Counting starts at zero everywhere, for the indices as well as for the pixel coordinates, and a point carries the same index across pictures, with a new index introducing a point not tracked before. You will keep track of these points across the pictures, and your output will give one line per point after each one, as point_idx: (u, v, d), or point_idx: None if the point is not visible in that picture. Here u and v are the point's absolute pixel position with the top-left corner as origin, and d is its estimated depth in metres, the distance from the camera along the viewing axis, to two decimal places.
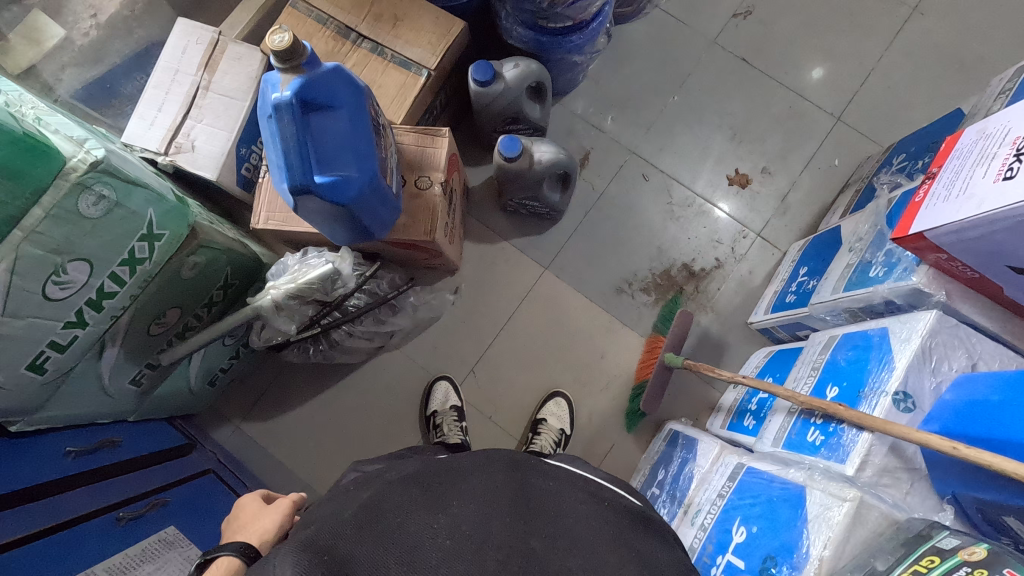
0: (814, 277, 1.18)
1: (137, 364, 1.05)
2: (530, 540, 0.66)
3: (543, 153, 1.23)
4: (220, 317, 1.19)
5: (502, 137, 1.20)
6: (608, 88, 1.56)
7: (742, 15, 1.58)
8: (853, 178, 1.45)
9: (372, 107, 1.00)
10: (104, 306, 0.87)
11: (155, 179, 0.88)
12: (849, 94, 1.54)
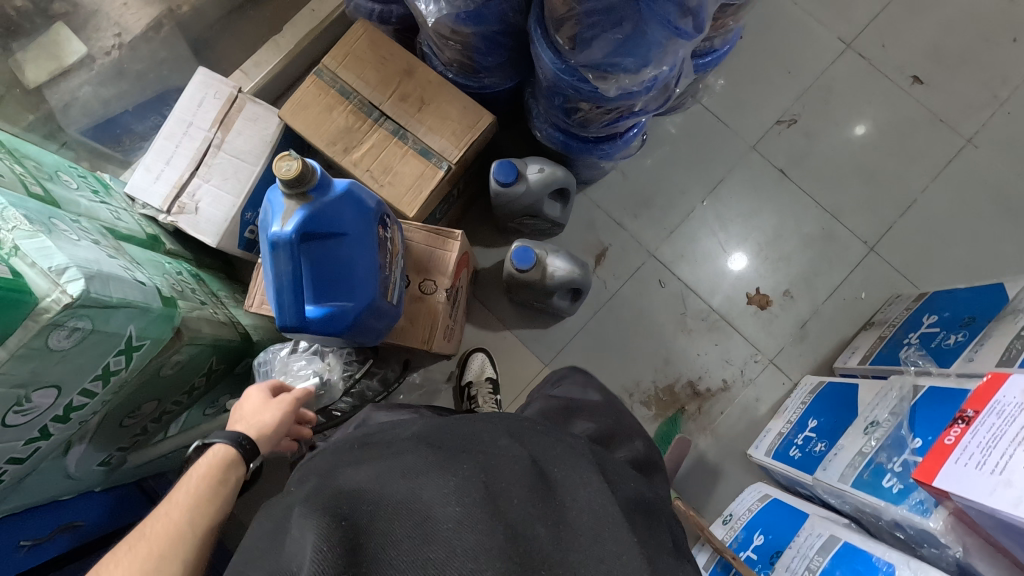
0: (823, 440, 1.12)
1: (107, 450, 1.01)
2: (539, 527, 0.53)
3: (555, 269, 1.18)
4: (202, 396, 1.15)
5: (516, 247, 1.14)
6: (635, 182, 1.49)
7: (786, 123, 1.50)
8: (877, 317, 1.38)
9: (380, 223, 0.95)
10: (71, 417, 0.83)
11: (140, 291, 0.83)
12: (885, 223, 1.46)
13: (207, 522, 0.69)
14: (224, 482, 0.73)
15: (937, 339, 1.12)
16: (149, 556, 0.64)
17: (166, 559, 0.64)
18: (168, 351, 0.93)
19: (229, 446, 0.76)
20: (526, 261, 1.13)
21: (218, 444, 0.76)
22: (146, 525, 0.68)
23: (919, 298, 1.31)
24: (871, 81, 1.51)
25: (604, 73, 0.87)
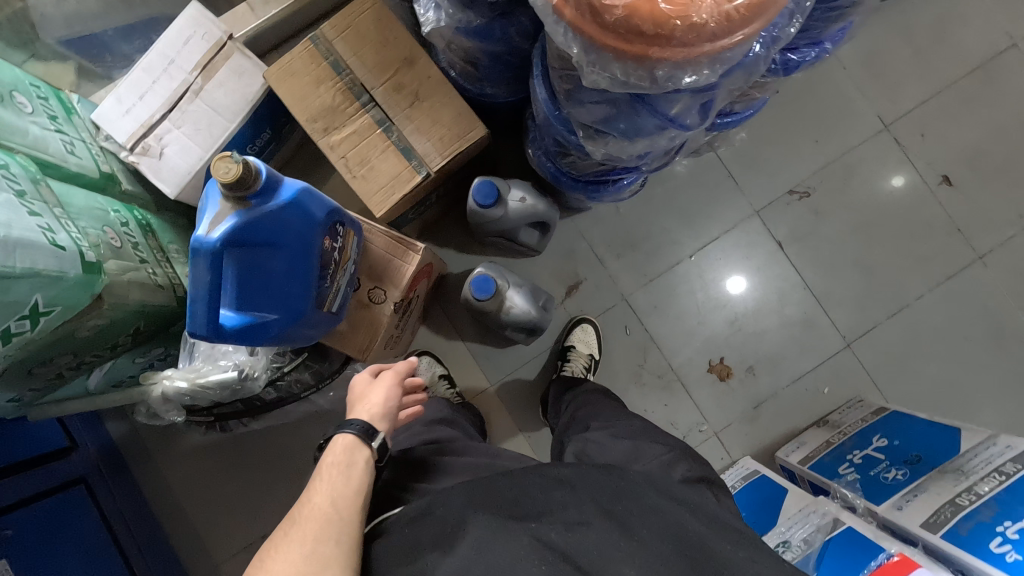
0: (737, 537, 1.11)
1: (14, 393, 0.96)
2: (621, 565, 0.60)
3: (512, 305, 1.14)
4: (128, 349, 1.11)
5: (477, 276, 1.09)
6: (628, 220, 1.42)
7: (798, 194, 1.42)
8: (832, 417, 1.35)
9: (329, 233, 0.89)
10: None
11: (53, 257, 0.78)
12: (870, 322, 1.40)
13: (351, 502, 0.73)
14: (353, 465, 0.77)
15: (876, 468, 1.08)
16: (308, 544, 0.67)
17: (321, 540, 0.67)
18: (86, 316, 0.89)
19: (354, 438, 0.79)
20: (485, 293, 1.08)
21: (340, 436, 0.79)
22: (293, 511, 0.72)
23: (877, 412, 1.27)
24: (898, 171, 1.42)
25: (593, 134, 0.79)
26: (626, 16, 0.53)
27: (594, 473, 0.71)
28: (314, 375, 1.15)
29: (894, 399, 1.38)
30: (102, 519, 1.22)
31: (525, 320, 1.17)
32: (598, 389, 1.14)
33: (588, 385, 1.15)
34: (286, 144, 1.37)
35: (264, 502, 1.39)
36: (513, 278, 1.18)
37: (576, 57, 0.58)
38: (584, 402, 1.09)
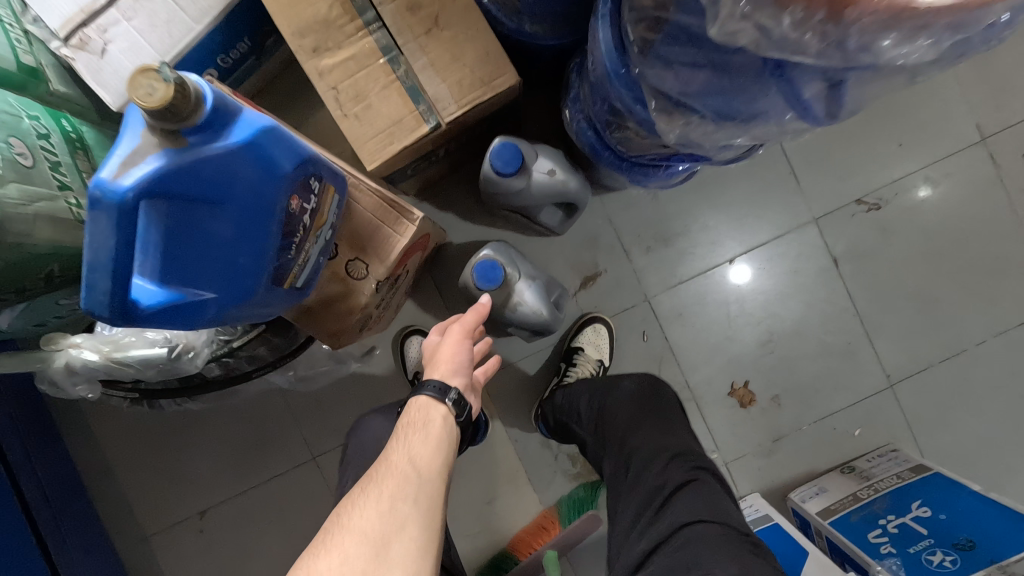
0: None
1: None
2: None
3: (519, 304, 0.95)
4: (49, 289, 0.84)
5: (480, 265, 0.90)
6: (664, 209, 1.21)
7: (867, 206, 1.21)
8: (859, 465, 1.19)
9: (299, 194, 0.68)
10: None
11: None
12: (919, 364, 1.23)
13: (426, 474, 0.74)
14: (424, 433, 0.77)
15: (918, 545, 0.97)
16: (386, 507, 0.69)
17: (395, 506, 0.69)
18: None
19: (427, 395, 0.81)
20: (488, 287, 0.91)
21: (417, 398, 0.81)
22: (373, 469, 0.75)
23: (915, 470, 1.11)
24: (987, 196, 1.21)
25: (672, 109, 0.59)
26: None
27: None
28: (271, 352, 0.95)
29: (930, 453, 1.22)
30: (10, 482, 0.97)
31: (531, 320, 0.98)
32: (663, 424, 0.89)
33: (651, 421, 0.89)
34: (269, 60, 1.12)
35: (207, 475, 1.22)
36: (523, 265, 0.99)
37: None
38: (643, 457, 0.85)
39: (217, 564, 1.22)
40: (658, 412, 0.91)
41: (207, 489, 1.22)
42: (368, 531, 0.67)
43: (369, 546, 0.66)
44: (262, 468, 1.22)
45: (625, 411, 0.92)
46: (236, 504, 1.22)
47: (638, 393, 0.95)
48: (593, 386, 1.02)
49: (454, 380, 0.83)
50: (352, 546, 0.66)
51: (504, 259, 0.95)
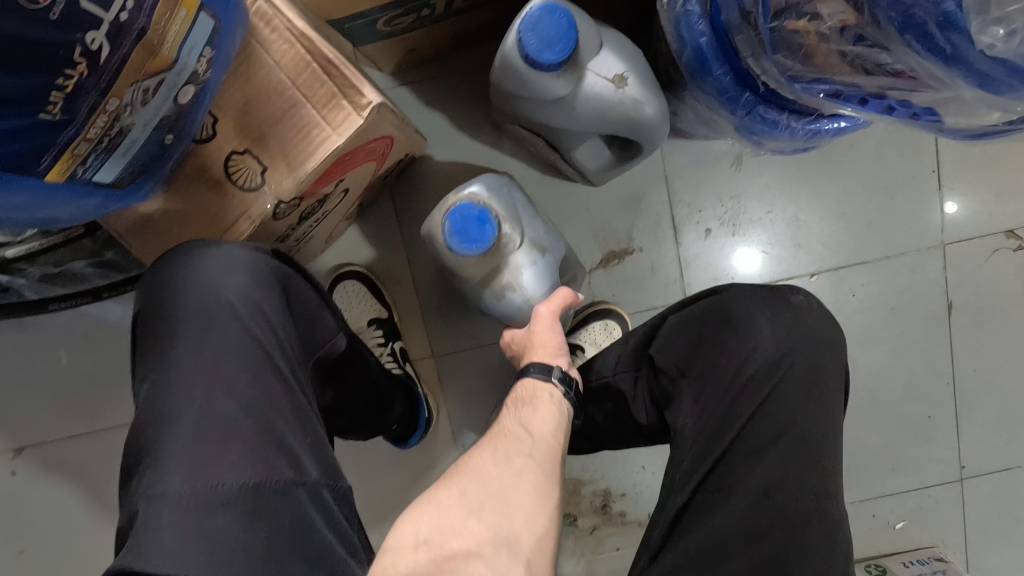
0: None
1: None
2: None
3: (511, 290, 0.61)
4: None
5: (450, 221, 0.55)
6: (743, 182, 0.84)
7: (1018, 243, 0.86)
8: (892, 568, 0.91)
9: None
10: None
11: None
12: (1005, 462, 0.93)
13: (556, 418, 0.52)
14: (547, 389, 0.53)
15: None
16: (511, 447, 0.48)
17: (518, 451, 0.48)
18: None
19: (535, 377, 0.54)
20: (469, 250, 0.56)
21: (521, 382, 0.54)
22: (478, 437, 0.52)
23: None
24: None
25: None
26: None
27: None
28: (97, 272, 0.59)
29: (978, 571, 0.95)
30: None
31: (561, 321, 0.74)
32: (801, 459, 0.54)
33: (775, 452, 0.55)
34: None
35: (30, 403, 0.88)
36: (531, 227, 0.64)
37: None
38: (753, 514, 0.53)
39: (20, 518, 0.90)
40: (794, 434, 0.55)
41: (22, 419, 0.88)
42: (487, 472, 0.45)
43: (485, 485, 0.44)
44: (103, 410, 0.88)
45: (745, 416, 0.56)
46: (60, 449, 0.89)
47: (778, 385, 0.56)
48: (717, 312, 0.59)
49: (558, 361, 0.55)
50: (467, 478, 0.45)
51: (505, 216, 0.61)
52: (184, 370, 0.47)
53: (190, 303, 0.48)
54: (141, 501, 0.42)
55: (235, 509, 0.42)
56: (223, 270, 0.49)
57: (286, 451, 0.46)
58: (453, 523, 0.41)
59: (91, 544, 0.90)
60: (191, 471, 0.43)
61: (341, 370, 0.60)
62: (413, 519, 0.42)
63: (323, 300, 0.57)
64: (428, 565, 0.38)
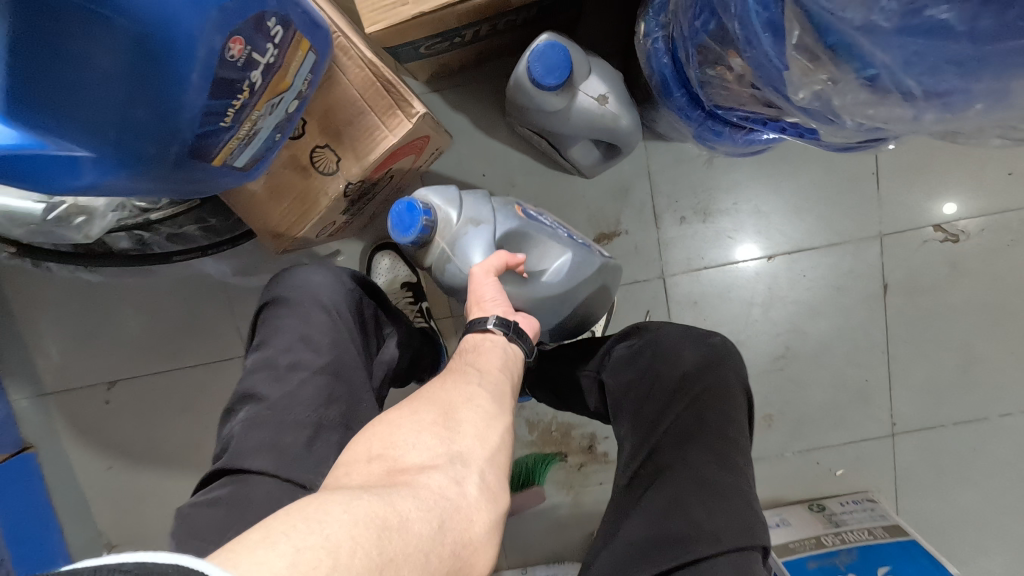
0: None
1: None
2: None
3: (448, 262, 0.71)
4: None
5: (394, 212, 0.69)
6: (714, 178, 1.00)
7: (946, 236, 1.02)
8: (831, 506, 1.09)
9: (244, 38, 0.46)
10: None
11: None
12: (933, 421, 1.10)
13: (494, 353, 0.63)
14: (487, 338, 0.63)
15: None
16: (463, 379, 0.58)
17: (468, 382, 0.58)
18: None
19: (474, 330, 0.64)
20: (413, 234, 0.68)
21: (465, 337, 0.65)
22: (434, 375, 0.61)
23: (890, 531, 1.01)
24: None
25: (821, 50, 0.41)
26: None
27: None
28: (203, 234, 0.76)
29: (907, 513, 1.12)
30: None
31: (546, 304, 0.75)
32: (717, 444, 0.65)
33: (695, 437, 0.66)
34: None
35: (123, 349, 1.08)
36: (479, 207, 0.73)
37: None
38: (675, 480, 0.63)
39: (116, 438, 1.11)
40: (710, 426, 0.66)
41: (120, 359, 1.09)
42: (438, 400, 0.55)
43: (439, 411, 0.53)
44: (184, 353, 1.08)
45: (672, 412, 0.69)
46: (147, 384, 1.09)
47: (698, 386, 0.70)
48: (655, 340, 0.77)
49: (492, 309, 0.65)
50: (419, 404, 0.54)
51: (442, 201, 0.72)
52: (277, 341, 0.70)
53: (287, 297, 0.73)
54: (242, 424, 0.64)
55: (304, 430, 0.63)
56: (315, 279, 0.74)
57: (341, 403, 0.67)
58: (407, 438, 0.50)
59: (174, 460, 1.12)
60: (275, 405, 0.65)
61: (397, 376, 0.81)
62: (370, 438, 0.50)
63: (382, 314, 0.81)
64: (381, 475, 0.46)
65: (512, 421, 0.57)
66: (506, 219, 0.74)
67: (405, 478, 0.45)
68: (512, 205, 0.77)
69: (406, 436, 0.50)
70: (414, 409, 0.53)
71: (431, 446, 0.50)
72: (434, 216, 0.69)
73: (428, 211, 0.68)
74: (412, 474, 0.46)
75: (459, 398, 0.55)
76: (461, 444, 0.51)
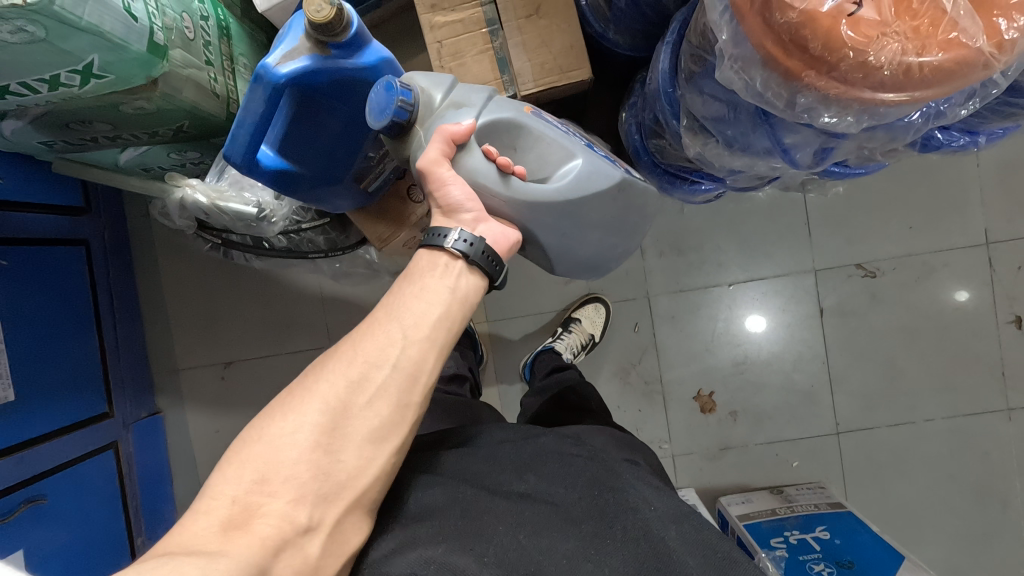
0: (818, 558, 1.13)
1: (60, 117, 0.91)
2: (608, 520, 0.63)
3: (419, 149, 0.72)
4: (181, 141, 1.10)
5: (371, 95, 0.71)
6: (685, 224, 1.36)
7: (865, 272, 1.34)
8: (787, 489, 1.33)
9: None
10: (37, 93, 0.79)
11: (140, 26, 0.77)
12: (869, 422, 1.36)
13: (430, 305, 0.63)
14: (440, 262, 0.66)
15: (807, 555, 1.15)
16: (373, 363, 0.60)
17: (378, 368, 0.60)
18: (135, 94, 0.87)
19: (429, 244, 0.67)
20: (381, 119, 0.69)
21: (419, 252, 0.67)
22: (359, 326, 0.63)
23: (833, 505, 1.25)
24: (974, 291, 1.32)
25: (698, 128, 0.73)
26: (799, 23, 0.45)
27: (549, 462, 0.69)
28: (328, 244, 1.12)
29: (854, 501, 1.36)
30: (90, 281, 1.28)
31: (541, 207, 0.73)
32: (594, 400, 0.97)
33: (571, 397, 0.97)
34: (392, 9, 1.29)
35: (237, 337, 1.44)
36: (466, 92, 0.72)
37: (721, 44, 0.52)
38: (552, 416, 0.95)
39: (224, 407, 1.45)
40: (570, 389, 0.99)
41: (235, 345, 1.45)
42: (331, 398, 0.58)
43: (331, 415, 0.57)
44: (283, 342, 1.44)
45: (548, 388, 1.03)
46: (253, 365, 1.44)
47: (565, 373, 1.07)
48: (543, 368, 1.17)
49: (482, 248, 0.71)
50: (310, 406, 0.57)
51: (427, 85, 0.73)
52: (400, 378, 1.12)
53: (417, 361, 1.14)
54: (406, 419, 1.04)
55: None
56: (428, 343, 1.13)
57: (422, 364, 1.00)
58: (279, 469, 0.55)
59: None
60: None
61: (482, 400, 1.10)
62: (248, 454, 0.55)
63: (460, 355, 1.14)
64: (235, 520, 0.53)
65: (410, 428, 0.61)
66: (498, 108, 0.72)
67: (256, 529, 0.53)
68: (522, 104, 0.76)
69: (272, 468, 0.55)
70: (299, 423, 0.56)
71: (295, 489, 0.55)
72: (413, 99, 0.70)
73: (404, 91, 0.69)
74: (263, 523, 0.53)
75: (349, 416, 0.58)
76: (328, 484, 0.56)
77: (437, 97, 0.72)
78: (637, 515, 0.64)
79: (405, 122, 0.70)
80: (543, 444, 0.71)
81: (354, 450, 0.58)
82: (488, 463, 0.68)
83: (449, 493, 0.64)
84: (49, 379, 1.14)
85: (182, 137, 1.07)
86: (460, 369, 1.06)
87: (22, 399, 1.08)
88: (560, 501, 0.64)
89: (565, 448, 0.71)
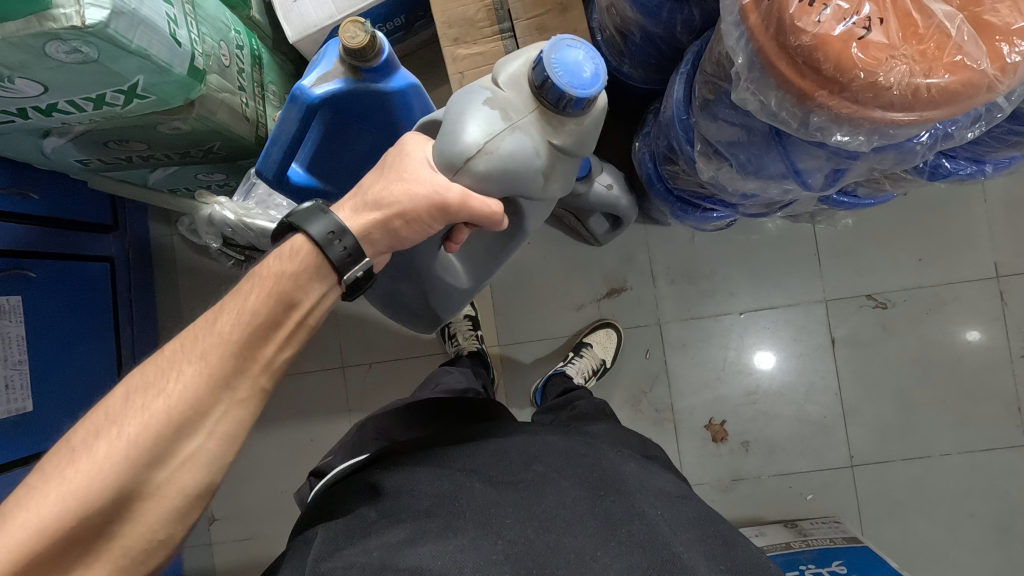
0: None
1: (98, 137, 0.96)
2: (618, 525, 0.63)
3: (509, 112, 0.60)
4: (210, 163, 1.14)
5: (586, 60, 0.59)
6: (696, 252, 1.38)
7: (876, 303, 1.34)
8: (801, 523, 1.30)
9: None
10: (82, 111, 0.83)
11: (184, 52, 0.82)
12: (883, 456, 1.34)
13: (276, 355, 0.61)
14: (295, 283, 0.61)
15: None
16: (194, 422, 0.56)
17: (198, 428, 0.57)
18: (172, 114, 0.91)
19: (302, 239, 0.61)
20: (553, 69, 0.58)
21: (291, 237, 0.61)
22: (190, 362, 0.57)
23: (849, 539, 1.22)
24: (986, 324, 1.32)
25: (712, 152, 0.75)
26: (813, 46, 0.48)
27: (563, 466, 0.69)
28: None
29: (871, 537, 1.33)
30: (114, 298, 1.31)
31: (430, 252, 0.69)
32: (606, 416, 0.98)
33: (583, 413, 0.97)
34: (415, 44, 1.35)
35: None
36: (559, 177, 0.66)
37: (738, 67, 0.55)
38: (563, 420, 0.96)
39: None
40: (583, 406, 0.99)
41: None
42: (137, 459, 0.54)
43: (136, 476, 0.54)
44: (296, 361, 1.45)
45: (561, 403, 1.04)
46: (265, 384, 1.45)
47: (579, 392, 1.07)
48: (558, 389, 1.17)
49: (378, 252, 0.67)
50: (112, 467, 0.53)
51: (593, 119, 0.63)
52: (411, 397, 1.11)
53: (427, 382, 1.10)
54: None
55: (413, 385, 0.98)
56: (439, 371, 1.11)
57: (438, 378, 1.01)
58: (61, 533, 0.52)
59: (274, 449, 1.44)
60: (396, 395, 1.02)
61: None
62: (30, 512, 0.51)
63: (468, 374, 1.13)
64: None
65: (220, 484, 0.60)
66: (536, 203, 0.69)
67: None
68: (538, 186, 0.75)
69: (44, 552, 0.51)
70: (93, 487, 0.53)
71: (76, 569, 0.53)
72: (573, 110, 0.60)
73: (579, 103, 0.59)
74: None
75: (148, 481, 0.55)
76: (114, 556, 0.54)
77: (569, 144, 0.63)
78: (642, 521, 0.63)
79: (543, 95, 0.60)
80: (552, 443, 0.73)
81: (143, 525, 0.55)
82: (494, 456, 0.69)
83: (457, 484, 0.65)
84: (68, 391, 1.15)
85: (212, 158, 1.12)
86: (473, 384, 1.06)
87: (41, 411, 1.09)
88: (566, 495, 0.65)
89: (574, 448, 0.72)
